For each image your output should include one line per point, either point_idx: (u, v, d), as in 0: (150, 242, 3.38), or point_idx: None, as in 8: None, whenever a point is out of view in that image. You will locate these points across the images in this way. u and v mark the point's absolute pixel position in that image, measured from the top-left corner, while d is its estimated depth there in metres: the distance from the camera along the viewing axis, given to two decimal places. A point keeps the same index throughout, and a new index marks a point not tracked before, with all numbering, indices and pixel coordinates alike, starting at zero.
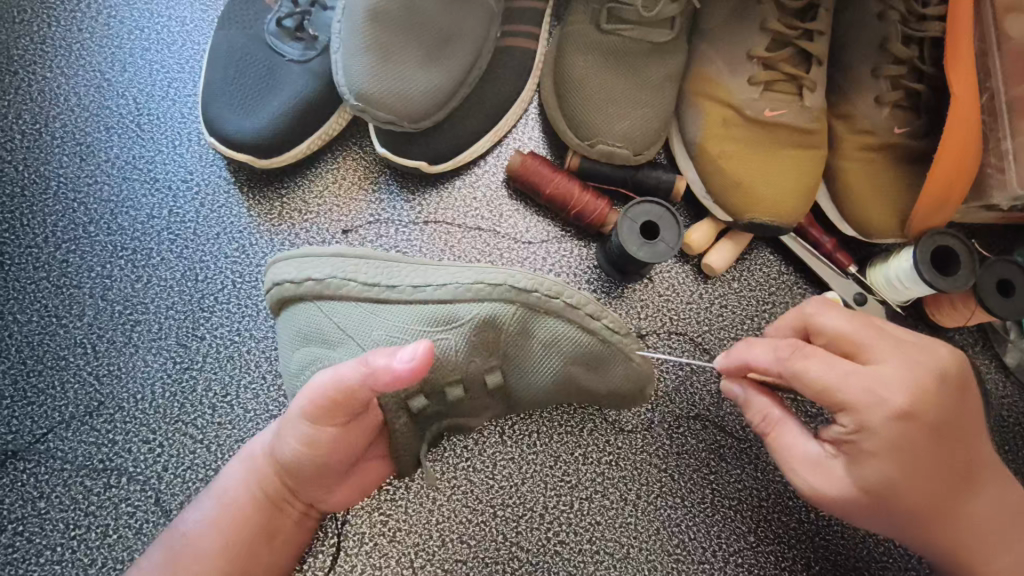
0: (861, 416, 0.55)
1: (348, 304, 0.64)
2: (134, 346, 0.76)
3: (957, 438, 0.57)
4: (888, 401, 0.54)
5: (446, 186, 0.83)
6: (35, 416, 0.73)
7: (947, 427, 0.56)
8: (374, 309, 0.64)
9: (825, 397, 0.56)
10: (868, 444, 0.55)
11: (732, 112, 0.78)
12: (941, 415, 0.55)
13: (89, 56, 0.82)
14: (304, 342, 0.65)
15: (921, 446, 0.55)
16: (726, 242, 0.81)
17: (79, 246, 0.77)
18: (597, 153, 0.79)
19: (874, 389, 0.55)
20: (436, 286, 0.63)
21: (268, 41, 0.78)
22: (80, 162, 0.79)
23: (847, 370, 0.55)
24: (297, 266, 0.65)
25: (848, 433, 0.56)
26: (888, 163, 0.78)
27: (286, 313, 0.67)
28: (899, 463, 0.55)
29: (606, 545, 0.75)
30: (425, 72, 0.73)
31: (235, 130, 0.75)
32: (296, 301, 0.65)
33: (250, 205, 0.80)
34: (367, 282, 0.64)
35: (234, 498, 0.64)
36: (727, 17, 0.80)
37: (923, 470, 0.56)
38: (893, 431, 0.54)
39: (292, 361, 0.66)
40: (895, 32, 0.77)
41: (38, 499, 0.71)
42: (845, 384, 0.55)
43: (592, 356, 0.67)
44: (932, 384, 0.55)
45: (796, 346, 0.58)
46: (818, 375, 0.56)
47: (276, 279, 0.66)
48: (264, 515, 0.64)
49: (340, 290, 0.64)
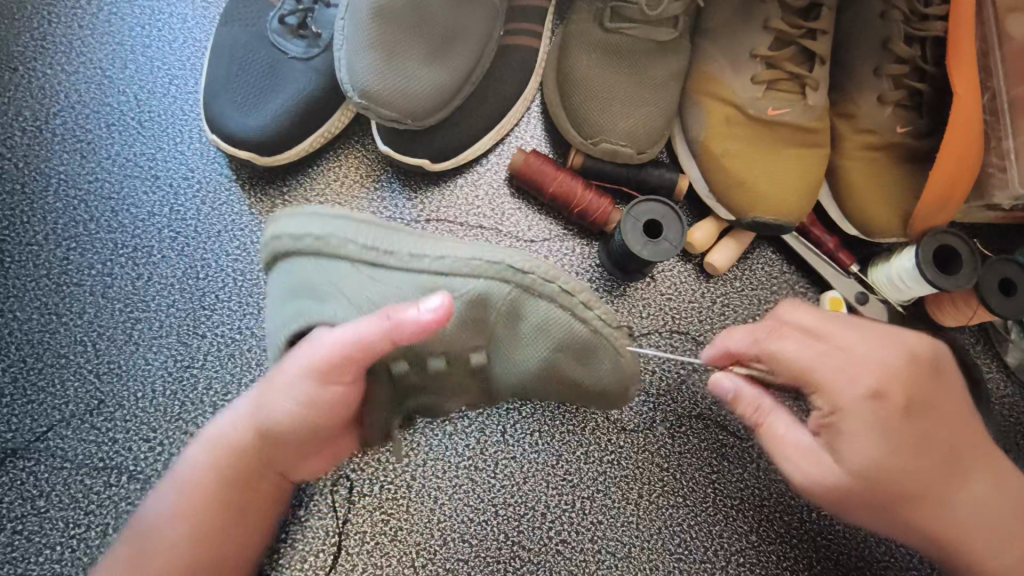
0: (832, 397, 0.57)
1: (344, 265, 0.61)
2: (134, 344, 0.75)
3: (937, 422, 0.57)
4: (858, 380, 0.56)
5: (448, 184, 0.83)
6: (35, 414, 0.73)
7: (923, 407, 0.57)
8: (373, 273, 0.61)
9: (799, 375, 0.58)
10: (844, 423, 0.56)
11: (735, 111, 0.78)
12: (916, 395, 0.56)
13: (90, 53, 0.82)
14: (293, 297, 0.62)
15: (900, 428, 0.56)
16: (728, 241, 0.81)
17: (79, 244, 0.77)
18: (600, 152, 0.78)
19: (844, 368, 0.57)
20: (435, 257, 0.60)
21: (271, 39, 0.77)
22: (80, 159, 0.79)
23: (817, 352, 0.58)
24: (300, 222, 0.62)
25: (823, 415, 0.58)
26: (890, 163, 0.79)
27: (276, 267, 0.64)
28: (881, 445, 0.55)
29: (608, 545, 0.75)
30: (430, 70, 0.73)
31: (237, 128, 0.75)
32: (290, 256, 0.62)
33: (252, 203, 0.79)
34: (365, 245, 0.61)
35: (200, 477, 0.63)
36: (730, 15, 0.80)
37: (909, 457, 0.56)
38: (867, 409, 0.55)
39: (278, 318, 0.63)
40: (897, 32, 0.77)
41: (38, 498, 0.70)
42: (816, 365, 0.57)
43: (578, 346, 0.65)
44: (902, 366, 0.57)
45: (771, 329, 0.61)
46: (791, 358, 0.58)
47: (276, 232, 0.62)
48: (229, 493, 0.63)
49: (341, 250, 0.61)
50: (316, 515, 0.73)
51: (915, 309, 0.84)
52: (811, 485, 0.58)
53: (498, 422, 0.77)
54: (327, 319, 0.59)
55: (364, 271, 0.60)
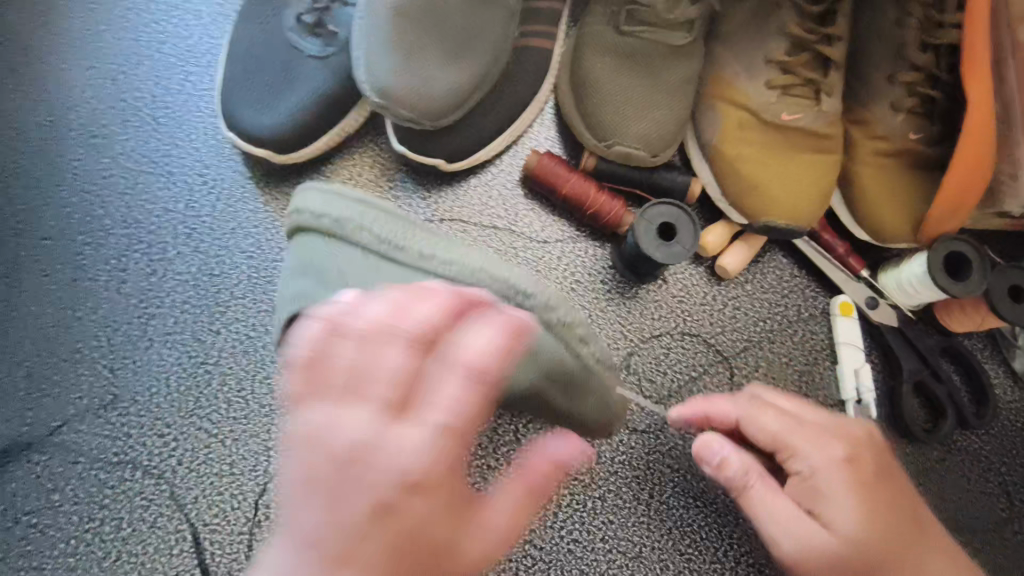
0: (810, 459, 0.58)
1: (354, 253, 0.58)
2: (149, 339, 0.76)
3: (903, 493, 0.58)
4: (833, 446, 0.58)
5: (462, 184, 0.83)
6: (50, 408, 0.73)
7: (887, 472, 0.59)
8: (380, 266, 0.57)
9: (779, 442, 0.60)
10: (824, 483, 0.57)
11: (749, 115, 0.78)
12: (881, 463, 0.59)
13: (106, 49, 0.82)
14: (300, 276, 0.61)
15: (875, 489, 0.57)
16: (740, 244, 0.81)
17: (95, 239, 0.77)
18: (615, 154, 0.79)
19: (819, 434, 0.60)
20: (446, 262, 0.56)
21: (288, 37, 0.78)
22: (96, 155, 0.79)
23: (790, 421, 0.61)
24: (319, 203, 0.59)
25: (803, 478, 0.58)
26: (901, 170, 0.79)
27: (296, 245, 0.62)
28: (862, 500, 0.56)
29: (618, 544, 0.75)
30: (448, 72, 0.73)
31: (254, 125, 0.75)
32: (307, 234, 0.60)
33: (266, 200, 0.80)
34: (378, 237, 0.58)
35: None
36: (745, 20, 0.80)
37: (886, 513, 0.56)
38: (841, 469, 0.57)
39: (286, 287, 0.62)
40: (913, 38, 0.77)
41: (52, 492, 0.71)
42: (791, 430, 0.60)
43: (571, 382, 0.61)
44: (866, 436, 0.60)
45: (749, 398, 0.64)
46: (767, 424, 0.61)
47: (297, 208, 0.61)
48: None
49: (354, 239, 0.58)
50: None
51: (925, 314, 0.84)
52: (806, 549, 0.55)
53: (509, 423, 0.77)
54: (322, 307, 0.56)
55: (373, 263, 0.57)
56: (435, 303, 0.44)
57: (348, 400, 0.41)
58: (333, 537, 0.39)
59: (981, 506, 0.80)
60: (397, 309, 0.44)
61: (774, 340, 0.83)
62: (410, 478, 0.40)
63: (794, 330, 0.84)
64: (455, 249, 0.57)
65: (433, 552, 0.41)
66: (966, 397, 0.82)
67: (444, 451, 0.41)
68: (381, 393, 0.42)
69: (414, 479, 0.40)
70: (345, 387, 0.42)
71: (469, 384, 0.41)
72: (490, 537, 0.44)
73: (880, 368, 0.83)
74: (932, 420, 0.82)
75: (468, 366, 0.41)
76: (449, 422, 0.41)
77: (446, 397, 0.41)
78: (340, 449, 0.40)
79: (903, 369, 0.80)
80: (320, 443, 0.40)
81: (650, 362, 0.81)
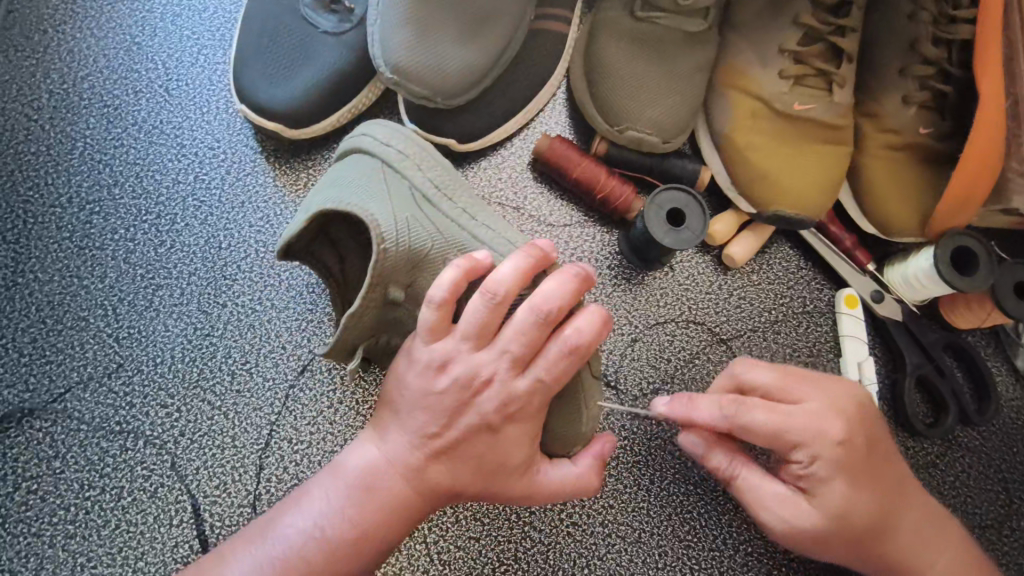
0: (813, 449, 0.57)
1: (403, 184, 0.61)
2: (155, 310, 0.76)
3: (885, 463, 0.60)
4: (830, 431, 0.57)
5: (472, 166, 0.83)
6: (54, 375, 0.73)
7: (877, 446, 0.60)
8: (422, 206, 0.61)
9: (775, 439, 0.57)
10: (822, 471, 0.57)
11: (761, 104, 0.79)
12: (871, 437, 0.59)
13: (120, 20, 0.82)
14: (337, 184, 0.60)
15: (865, 467, 0.58)
16: (748, 234, 0.82)
17: (103, 208, 0.77)
18: (626, 140, 0.79)
19: (816, 421, 0.57)
20: (480, 223, 0.62)
21: (303, 12, 0.78)
22: (107, 125, 0.79)
23: (787, 411, 0.57)
24: (385, 133, 0.64)
25: (804, 468, 0.57)
26: (910, 164, 0.80)
27: (340, 163, 0.65)
28: (852, 484, 0.58)
29: (618, 529, 0.75)
30: (463, 50, 0.73)
31: (267, 98, 0.75)
32: (360, 155, 0.63)
33: (277, 174, 0.80)
34: (432, 183, 0.62)
35: (337, 537, 0.55)
36: (760, 10, 0.80)
37: (873, 493, 0.59)
38: (838, 453, 0.57)
39: (312, 197, 0.60)
40: (926, 33, 0.77)
41: (53, 458, 0.71)
42: (790, 423, 0.57)
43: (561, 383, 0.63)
44: (857, 412, 0.59)
45: (736, 397, 0.58)
46: (764, 423, 0.57)
47: (363, 133, 0.64)
48: (356, 553, 0.55)
49: (406, 175, 0.62)
50: None
51: (930, 310, 0.84)
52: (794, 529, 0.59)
53: None
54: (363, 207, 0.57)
55: (418, 201, 0.61)
56: (560, 281, 0.57)
57: (483, 342, 0.58)
58: (448, 430, 0.57)
59: (980, 502, 0.80)
60: (524, 278, 0.56)
61: (779, 331, 0.84)
62: (514, 410, 0.57)
63: (799, 321, 0.84)
64: (488, 216, 0.63)
65: (508, 471, 0.59)
66: (968, 393, 0.83)
67: (534, 397, 0.57)
68: (508, 345, 0.57)
69: (515, 412, 0.57)
70: (519, 354, 0.57)
71: (564, 358, 0.57)
72: (550, 471, 0.62)
73: (883, 362, 0.83)
74: (933, 414, 0.82)
75: (574, 346, 0.57)
76: (540, 377, 0.57)
77: (546, 363, 0.57)
78: (467, 375, 0.57)
79: (906, 362, 0.81)
80: (457, 367, 0.57)
81: (654, 349, 0.81)
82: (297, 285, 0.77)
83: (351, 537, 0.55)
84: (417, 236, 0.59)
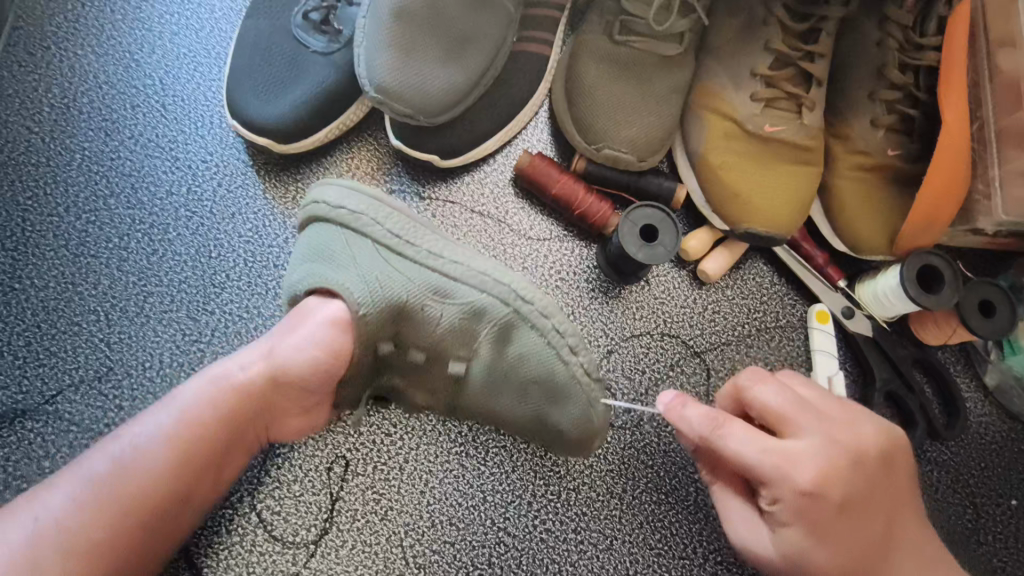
0: (776, 490, 0.57)
1: (365, 244, 0.63)
2: (145, 316, 0.78)
3: (869, 518, 0.59)
4: (798, 477, 0.56)
5: (455, 180, 0.86)
6: (46, 377, 0.75)
7: (859, 502, 0.58)
8: (391, 258, 0.63)
9: (744, 470, 0.59)
10: (782, 513, 0.57)
11: (733, 124, 0.81)
12: (852, 493, 0.57)
13: (120, 37, 0.85)
14: (310, 260, 0.64)
15: (835, 523, 0.57)
16: (721, 251, 0.84)
17: (99, 218, 0.80)
18: (603, 157, 0.82)
19: (787, 463, 0.57)
20: (449, 259, 0.64)
21: (295, 33, 0.81)
22: (104, 137, 0.82)
23: (764, 445, 0.58)
24: (337, 194, 0.65)
25: (768, 503, 0.58)
26: (880, 185, 0.82)
27: (305, 233, 0.67)
28: (815, 534, 0.57)
29: (590, 536, 0.77)
30: (444, 71, 0.76)
31: (256, 115, 0.79)
32: (320, 224, 0.65)
33: (266, 188, 0.83)
34: (392, 231, 0.64)
35: (153, 474, 0.56)
36: (734, 35, 0.83)
37: (843, 549, 0.57)
38: (803, 503, 0.56)
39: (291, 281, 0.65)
40: (892, 59, 0.80)
41: (44, 458, 0.73)
42: (761, 459, 0.57)
43: (551, 382, 0.67)
44: (845, 464, 0.57)
45: (718, 420, 0.60)
46: (735, 451, 0.58)
47: (317, 199, 0.66)
48: (189, 494, 0.59)
49: (366, 232, 0.64)
50: (310, 490, 0.76)
51: (901, 326, 0.86)
52: (752, 549, 0.61)
53: None
54: (331, 283, 0.61)
55: (384, 254, 0.63)
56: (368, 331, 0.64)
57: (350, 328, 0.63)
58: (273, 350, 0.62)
59: (948, 515, 0.82)
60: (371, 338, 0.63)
61: (751, 344, 0.86)
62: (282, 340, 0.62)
63: (771, 336, 0.86)
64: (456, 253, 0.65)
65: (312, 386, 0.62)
66: (937, 408, 0.84)
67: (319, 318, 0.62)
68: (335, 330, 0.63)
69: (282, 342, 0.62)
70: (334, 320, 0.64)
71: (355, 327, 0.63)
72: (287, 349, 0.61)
73: (854, 377, 0.85)
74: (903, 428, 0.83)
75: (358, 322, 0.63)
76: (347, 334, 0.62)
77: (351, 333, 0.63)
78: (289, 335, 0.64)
79: (876, 379, 0.82)
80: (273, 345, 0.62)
81: (629, 360, 0.83)
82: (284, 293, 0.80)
83: (159, 481, 0.57)
84: (389, 290, 0.62)
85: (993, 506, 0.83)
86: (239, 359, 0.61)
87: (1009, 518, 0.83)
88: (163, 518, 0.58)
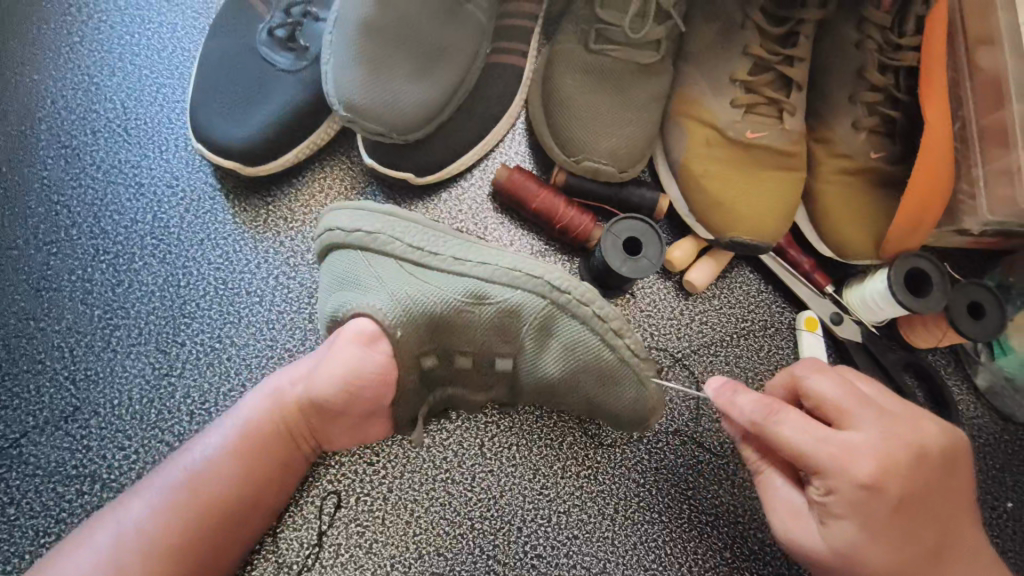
0: (831, 481, 0.55)
1: (388, 262, 0.64)
2: (113, 351, 0.75)
3: (920, 521, 0.56)
4: (856, 470, 0.54)
5: (432, 197, 0.83)
6: (8, 420, 0.72)
7: (915, 502, 0.56)
8: (415, 272, 0.64)
9: (797, 459, 0.57)
10: (835, 505, 0.55)
11: (714, 132, 0.80)
12: (908, 490, 0.55)
13: (78, 60, 0.82)
14: (338, 289, 0.65)
15: (891, 520, 0.55)
16: (707, 260, 0.82)
17: (61, 249, 0.77)
18: (583, 170, 0.80)
19: (845, 455, 0.55)
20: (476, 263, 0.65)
21: (261, 51, 0.78)
22: (65, 165, 0.79)
23: (820, 434, 0.56)
24: (348, 218, 0.66)
25: (820, 494, 0.56)
26: (864, 189, 0.81)
27: (329, 262, 0.67)
28: (870, 528, 0.55)
29: (583, 560, 0.75)
30: (417, 85, 0.74)
31: (223, 138, 0.75)
32: (340, 250, 0.66)
33: (235, 212, 0.80)
34: (412, 245, 0.65)
35: (221, 488, 0.59)
36: (711, 40, 0.82)
37: (893, 549, 0.55)
38: (860, 496, 0.54)
39: (328, 304, 0.65)
40: (871, 61, 0.79)
41: (8, 505, 0.69)
42: (817, 448, 0.55)
43: (598, 373, 0.68)
44: (905, 458, 0.55)
45: (773, 406, 0.59)
46: (790, 439, 0.57)
47: (329, 224, 0.66)
48: (253, 503, 0.61)
49: (386, 251, 0.64)
50: (291, 526, 0.73)
51: (890, 330, 0.85)
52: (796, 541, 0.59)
53: (475, 437, 0.77)
54: (365, 306, 0.61)
55: (408, 270, 0.64)
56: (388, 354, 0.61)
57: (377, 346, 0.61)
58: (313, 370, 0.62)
59: None
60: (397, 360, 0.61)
61: (740, 355, 0.84)
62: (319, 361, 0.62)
63: (759, 345, 0.85)
64: (480, 254, 0.66)
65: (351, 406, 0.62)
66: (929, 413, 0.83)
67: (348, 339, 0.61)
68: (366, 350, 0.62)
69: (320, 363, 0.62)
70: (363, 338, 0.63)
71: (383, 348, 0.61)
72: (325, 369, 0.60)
73: None
74: None
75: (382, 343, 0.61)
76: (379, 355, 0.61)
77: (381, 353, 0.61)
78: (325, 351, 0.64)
79: None
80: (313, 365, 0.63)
81: None
82: (258, 321, 0.77)
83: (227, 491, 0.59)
84: (417, 301, 0.62)
85: (989, 510, 0.82)
86: (290, 375, 0.63)
87: (1007, 521, 0.81)
88: (231, 527, 0.60)
